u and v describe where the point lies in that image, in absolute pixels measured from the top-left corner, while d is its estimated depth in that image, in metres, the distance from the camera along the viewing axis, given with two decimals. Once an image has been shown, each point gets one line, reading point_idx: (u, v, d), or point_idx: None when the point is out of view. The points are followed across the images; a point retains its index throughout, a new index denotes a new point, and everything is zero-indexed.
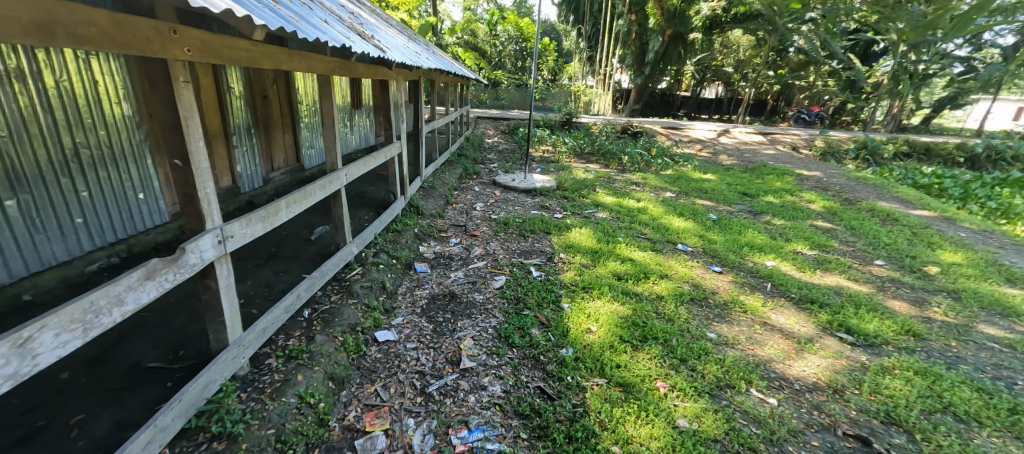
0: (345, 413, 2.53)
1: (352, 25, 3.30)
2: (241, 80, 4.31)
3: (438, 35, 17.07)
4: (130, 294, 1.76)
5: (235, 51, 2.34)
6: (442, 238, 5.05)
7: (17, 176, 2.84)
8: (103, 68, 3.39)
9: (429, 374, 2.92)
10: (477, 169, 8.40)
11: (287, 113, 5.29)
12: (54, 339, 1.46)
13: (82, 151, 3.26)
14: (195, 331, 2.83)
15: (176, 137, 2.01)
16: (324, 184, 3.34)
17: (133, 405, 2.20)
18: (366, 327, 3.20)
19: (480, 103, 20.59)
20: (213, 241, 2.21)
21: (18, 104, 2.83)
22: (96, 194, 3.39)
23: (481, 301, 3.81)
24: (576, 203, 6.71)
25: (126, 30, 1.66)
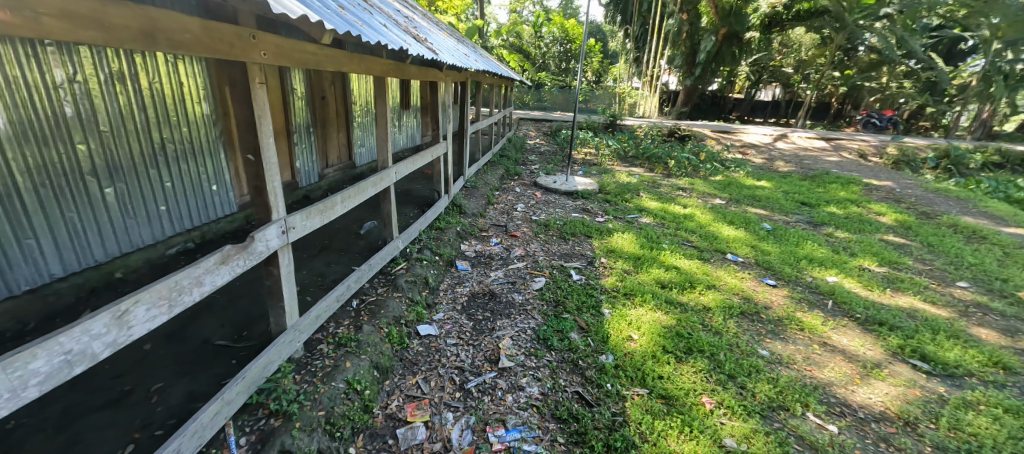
0: (388, 402, 2.63)
1: (407, 29, 3.42)
2: (304, 81, 4.60)
3: (484, 38, 17.39)
4: (207, 276, 1.93)
5: (303, 54, 2.50)
6: (483, 237, 5.12)
7: (115, 167, 3.20)
8: (188, 71, 3.75)
9: (468, 370, 2.97)
10: (518, 170, 8.44)
11: (342, 113, 5.58)
12: (146, 313, 1.63)
13: (168, 146, 3.62)
14: (257, 313, 3.05)
15: (250, 134, 2.17)
16: (375, 181, 3.49)
17: (203, 378, 2.41)
18: (409, 321, 3.30)
19: (523, 104, 20.72)
20: (278, 232, 2.37)
21: (118, 103, 3.19)
22: (178, 185, 3.75)
23: (520, 301, 3.82)
24: (619, 207, 6.57)
25: (213, 36, 1.82)
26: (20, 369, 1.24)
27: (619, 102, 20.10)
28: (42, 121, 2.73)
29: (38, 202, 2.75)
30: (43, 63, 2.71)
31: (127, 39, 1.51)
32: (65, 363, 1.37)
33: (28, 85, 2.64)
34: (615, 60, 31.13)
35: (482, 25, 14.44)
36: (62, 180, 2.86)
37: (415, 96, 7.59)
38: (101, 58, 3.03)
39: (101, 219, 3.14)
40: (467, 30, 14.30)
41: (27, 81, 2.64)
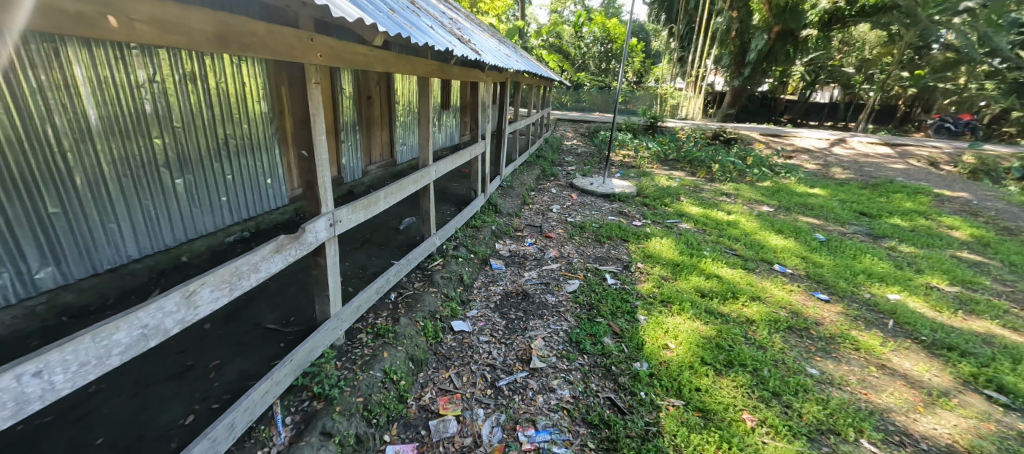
0: (422, 394, 2.70)
1: (451, 30, 3.48)
2: (352, 82, 4.81)
3: (524, 38, 17.46)
4: (264, 264, 2.06)
5: (355, 56, 2.61)
6: (518, 237, 5.14)
7: (185, 160, 3.50)
8: (251, 72, 4.02)
9: (500, 368, 2.99)
10: (554, 171, 8.40)
11: (386, 112, 5.78)
12: (210, 294, 1.78)
13: (231, 141, 3.90)
14: (304, 301, 3.22)
15: (305, 131, 2.30)
16: (416, 178, 3.59)
17: (255, 358, 2.58)
18: (444, 316, 3.37)
19: (561, 105, 20.62)
20: (326, 224, 2.50)
21: (190, 101, 3.48)
22: (238, 178, 4.03)
23: (553, 303, 3.80)
24: (658, 212, 6.38)
25: (276, 39, 1.94)
26: (106, 338, 1.38)
27: (661, 103, 19.53)
28: (126, 117, 3.03)
29: (121, 190, 3.06)
30: (129, 65, 3.01)
31: (202, 42, 1.64)
32: (142, 336, 1.51)
33: (115, 85, 2.94)
34: (658, 60, 30.23)
35: (523, 26, 14.51)
36: (141, 171, 3.16)
37: (456, 96, 7.73)
38: (177, 60, 3.31)
39: (171, 207, 3.44)
40: (507, 30, 14.41)
41: (115, 81, 2.94)
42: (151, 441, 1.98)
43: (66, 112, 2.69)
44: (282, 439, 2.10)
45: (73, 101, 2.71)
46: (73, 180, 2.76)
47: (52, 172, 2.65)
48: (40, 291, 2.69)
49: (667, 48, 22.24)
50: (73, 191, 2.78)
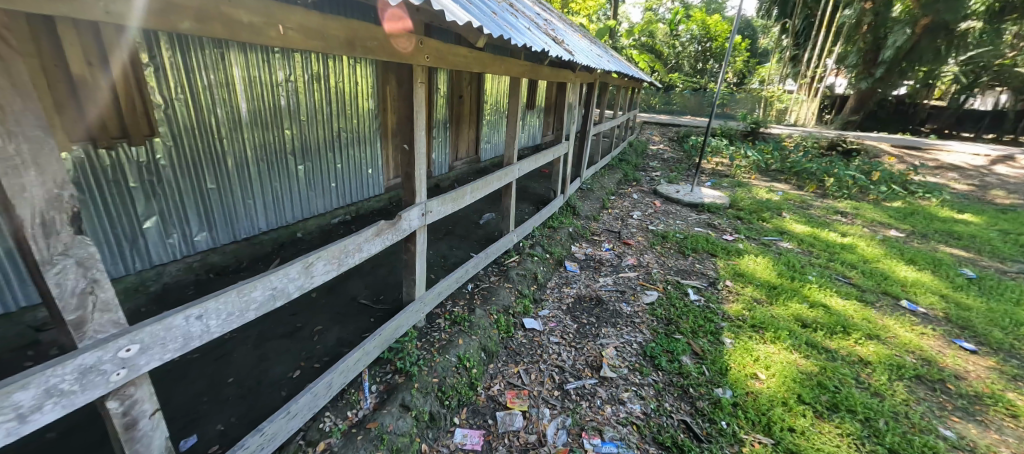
0: (490, 384, 2.78)
1: (546, 31, 3.49)
2: (447, 82, 5.09)
3: (614, 38, 16.97)
4: (366, 245, 2.28)
5: (457, 57, 2.76)
6: (595, 241, 5.03)
7: (306, 149, 4.00)
8: (365, 72, 4.44)
9: (569, 371, 2.96)
10: (637, 176, 8.05)
11: (474, 111, 6.04)
12: (323, 267, 2.02)
13: (343, 134, 4.36)
14: (392, 282, 3.51)
15: (408, 126, 2.49)
16: (500, 175, 3.69)
17: (350, 328, 2.88)
18: (516, 312, 3.43)
19: (648, 108, 19.70)
20: (418, 214, 2.69)
21: (315, 98, 3.96)
22: (346, 167, 4.50)
23: (628, 313, 3.65)
24: (753, 226, 5.79)
25: (392, 42, 2.14)
26: (246, 294, 1.66)
27: (764, 108, 17.63)
28: (266, 110, 3.56)
29: (258, 172, 3.61)
30: (272, 66, 3.52)
31: (335, 46, 1.87)
32: (271, 296, 1.78)
33: (261, 83, 3.46)
34: (764, 59, 27.33)
35: (615, 26, 14.10)
36: (273, 157, 3.70)
37: (542, 96, 7.80)
38: (308, 61, 3.79)
39: (293, 190, 3.97)
40: (598, 30, 14.12)
41: (261, 80, 3.46)
42: (268, 388, 2.33)
43: (225, 105, 3.25)
44: (367, 404, 2.32)
45: (230, 96, 3.27)
46: (225, 162, 3.34)
47: (212, 155, 3.23)
48: (199, 251, 3.31)
49: (777, 46, 19.95)
50: (225, 171, 3.36)
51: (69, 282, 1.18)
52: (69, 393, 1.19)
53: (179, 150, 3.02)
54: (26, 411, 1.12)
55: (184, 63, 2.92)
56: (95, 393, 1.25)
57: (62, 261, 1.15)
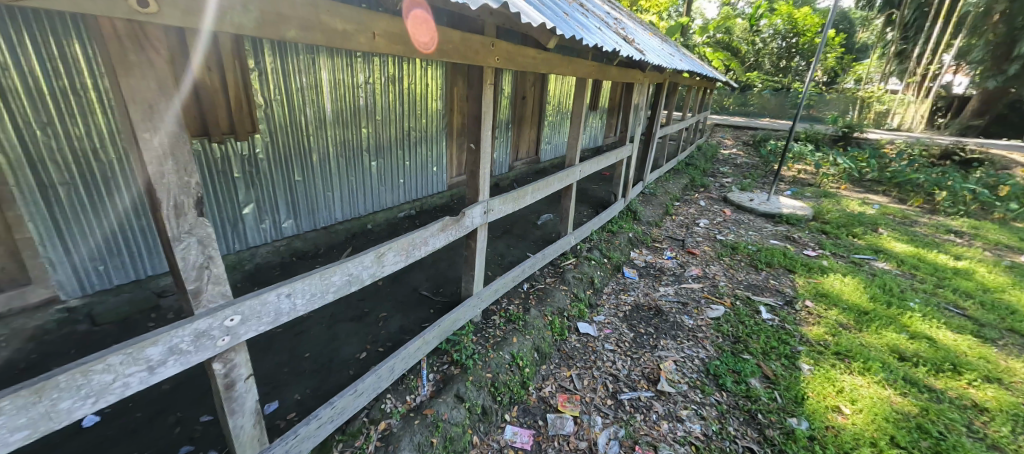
0: (542, 385, 2.78)
1: (616, 30, 3.40)
2: (511, 82, 5.17)
3: (686, 35, 16.14)
4: (432, 239, 2.38)
5: (526, 58, 2.79)
6: (656, 248, 4.82)
7: (379, 147, 4.27)
8: (436, 74, 4.63)
9: (623, 381, 2.87)
10: (705, 182, 7.57)
11: (536, 112, 6.06)
12: (393, 258, 2.15)
13: (413, 133, 4.59)
14: (451, 276, 3.64)
15: (475, 126, 2.57)
16: (562, 177, 3.66)
17: (411, 316, 3.04)
18: (571, 315, 3.39)
19: (721, 109, 18.45)
20: (480, 211, 2.76)
21: (390, 99, 4.20)
22: (413, 164, 4.73)
23: (690, 326, 3.45)
24: (841, 242, 5.18)
25: (466, 45, 2.22)
26: (327, 278, 1.81)
27: (860, 110, 15.70)
28: (348, 110, 3.84)
29: (338, 167, 3.93)
30: (356, 69, 3.78)
31: (415, 49, 1.98)
32: (348, 281, 1.93)
33: (345, 85, 3.74)
34: (863, 56, 24.30)
35: (688, 23, 13.41)
36: (350, 154, 4.00)
37: (605, 97, 7.62)
38: (386, 64, 4.03)
39: (366, 184, 4.26)
40: (669, 27, 13.52)
41: (345, 82, 3.74)
42: (338, 365, 2.53)
43: (314, 105, 3.56)
44: (425, 391, 2.43)
45: (318, 97, 3.57)
46: (311, 157, 3.67)
47: (300, 151, 3.57)
48: (285, 236, 3.68)
49: (880, 40, 17.66)
50: (310, 165, 3.70)
51: (191, 256, 1.38)
52: (187, 352, 1.39)
53: (274, 145, 3.37)
54: (154, 363, 1.32)
55: (282, 68, 3.25)
56: (205, 354, 1.45)
57: (187, 239, 1.35)
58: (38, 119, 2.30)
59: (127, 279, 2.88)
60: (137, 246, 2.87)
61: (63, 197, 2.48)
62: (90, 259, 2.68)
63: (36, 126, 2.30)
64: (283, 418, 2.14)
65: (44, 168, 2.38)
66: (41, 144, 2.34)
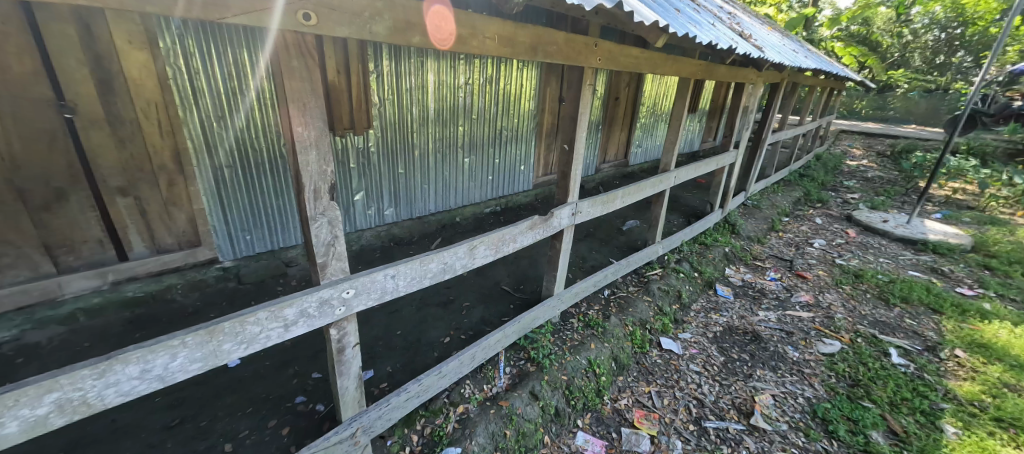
0: (618, 397, 2.68)
1: (731, 25, 3.12)
2: (605, 83, 5.04)
3: (810, 29, 14.21)
4: (520, 236, 2.43)
5: (628, 58, 2.68)
6: (757, 267, 4.34)
7: (472, 144, 4.48)
8: (531, 74, 4.69)
9: (709, 408, 2.64)
10: (824, 196, 6.59)
11: (629, 113, 5.83)
12: (484, 251, 2.24)
13: (504, 132, 4.73)
14: (531, 274, 3.70)
15: (571, 127, 2.56)
16: (655, 182, 3.48)
17: (492, 309, 3.15)
18: (654, 329, 3.21)
19: (849, 112, 15.91)
20: (568, 213, 2.75)
21: (486, 99, 4.37)
22: (501, 162, 4.88)
23: (795, 359, 3.05)
24: (1013, 283, 4.13)
25: (569, 46, 2.23)
26: (426, 264, 1.96)
27: None
28: (448, 109, 4.09)
29: (435, 162, 4.22)
30: (458, 71, 4.00)
31: (521, 51, 2.03)
32: (443, 269, 2.06)
33: (448, 86, 3.98)
34: None
35: (815, 14, 11.80)
36: (446, 150, 4.26)
37: (707, 99, 7.06)
38: (485, 65, 4.19)
39: (458, 179, 4.51)
40: (789, 20, 12.04)
41: (448, 83, 3.98)
42: (425, 346, 2.73)
43: (419, 104, 3.85)
44: (501, 382, 2.50)
45: (424, 97, 3.85)
46: (413, 152, 4.00)
47: (404, 146, 3.90)
48: (386, 223, 4.07)
49: None
50: (412, 159, 4.02)
51: (323, 234, 1.59)
52: (313, 316, 1.61)
53: (384, 140, 3.74)
54: (289, 322, 1.55)
55: (397, 70, 3.56)
56: (326, 320, 1.67)
57: (321, 219, 1.56)
58: (216, 113, 2.84)
59: (265, 248, 3.42)
60: (274, 221, 3.40)
61: (227, 177, 3.03)
62: (241, 229, 3.23)
63: (214, 119, 2.84)
64: (376, 387, 2.37)
65: (216, 153, 2.93)
66: (216, 133, 2.88)
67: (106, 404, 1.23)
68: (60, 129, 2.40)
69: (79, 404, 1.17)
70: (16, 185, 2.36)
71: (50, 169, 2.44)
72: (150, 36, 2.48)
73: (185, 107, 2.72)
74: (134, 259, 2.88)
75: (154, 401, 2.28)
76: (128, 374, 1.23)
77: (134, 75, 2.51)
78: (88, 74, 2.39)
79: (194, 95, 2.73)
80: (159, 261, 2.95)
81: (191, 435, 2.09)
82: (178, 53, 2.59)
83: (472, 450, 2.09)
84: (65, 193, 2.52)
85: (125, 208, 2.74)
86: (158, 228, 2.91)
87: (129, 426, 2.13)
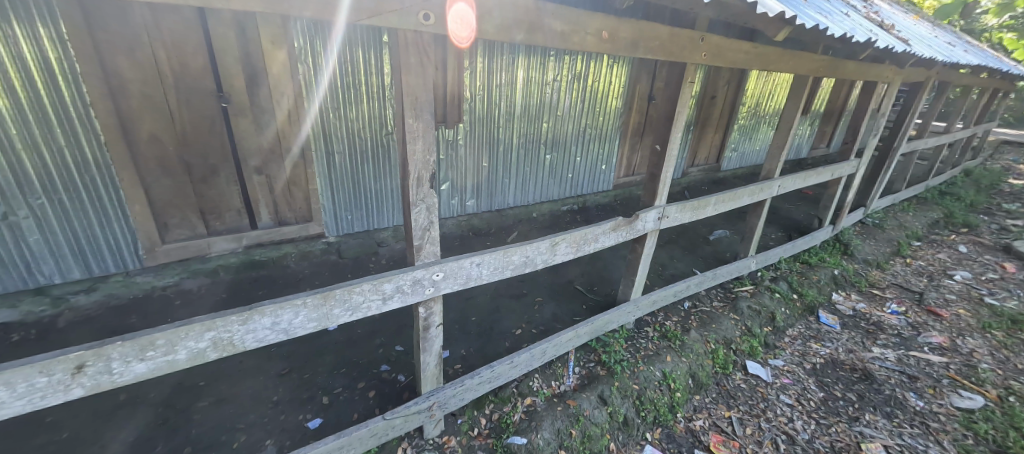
0: (694, 417, 2.51)
1: (867, 15, 2.71)
2: (701, 80, 4.70)
3: (968, 17, 11.73)
4: (601, 236, 2.38)
5: (738, 53, 2.47)
6: (873, 296, 3.74)
7: (555, 141, 4.48)
8: (622, 71, 4.54)
9: (801, 446, 2.36)
10: (973, 220, 5.44)
11: (726, 114, 5.37)
12: (565, 248, 2.24)
13: (588, 130, 4.65)
14: (606, 277, 3.61)
15: (666, 127, 2.45)
16: (754, 190, 3.17)
17: (564, 308, 3.14)
18: (739, 350, 2.95)
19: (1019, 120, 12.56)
20: (654, 217, 2.63)
21: (573, 95, 4.33)
22: (582, 160, 4.81)
23: (918, 410, 2.59)
24: None
25: (674, 40, 2.11)
26: (509, 256, 2.02)
27: None
28: (534, 106, 4.13)
29: (517, 157, 4.29)
30: (547, 67, 4.01)
31: (623, 46, 1.97)
32: (524, 262, 2.10)
33: (536, 82, 4.02)
34: None
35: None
36: (529, 146, 4.32)
37: (823, 100, 6.20)
38: (575, 62, 4.15)
39: (538, 175, 4.55)
40: (941, 8, 10.03)
41: (536, 79, 4.01)
42: (497, 335, 2.82)
43: (507, 100, 3.94)
44: (570, 381, 2.49)
45: (512, 93, 3.93)
46: (497, 146, 4.11)
47: (490, 140, 4.04)
48: (467, 213, 4.25)
49: None
50: (496, 153, 4.14)
51: (422, 219, 1.72)
52: (406, 292, 1.75)
53: (472, 133, 3.89)
54: (386, 296, 1.70)
55: (489, 67, 3.67)
56: (417, 298, 1.80)
57: (420, 205, 1.68)
58: (333, 106, 3.21)
59: (363, 228, 3.80)
60: (371, 204, 3.75)
61: (337, 162, 3.41)
62: (345, 209, 3.62)
63: (331, 110, 3.21)
64: (451, 367, 2.51)
65: (331, 140, 3.31)
66: (332, 122, 3.26)
67: (245, 347, 1.46)
68: (217, 116, 2.89)
69: (227, 344, 1.41)
70: (184, 161, 2.89)
71: (209, 149, 2.95)
72: (288, 37, 2.87)
73: (309, 99, 3.10)
74: (261, 228, 3.36)
75: (271, 350, 2.67)
76: (263, 324, 1.46)
77: (273, 71, 2.92)
78: (240, 69, 2.83)
79: (317, 89, 3.10)
80: (280, 232, 3.42)
81: (297, 384, 2.41)
82: (308, 52, 2.97)
83: (537, 443, 2.11)
84: (217, 169, 3.03)
85: (258, 184, 3.22)
86: (281, 203, 3.37)
87: (251, 368, 2.52)
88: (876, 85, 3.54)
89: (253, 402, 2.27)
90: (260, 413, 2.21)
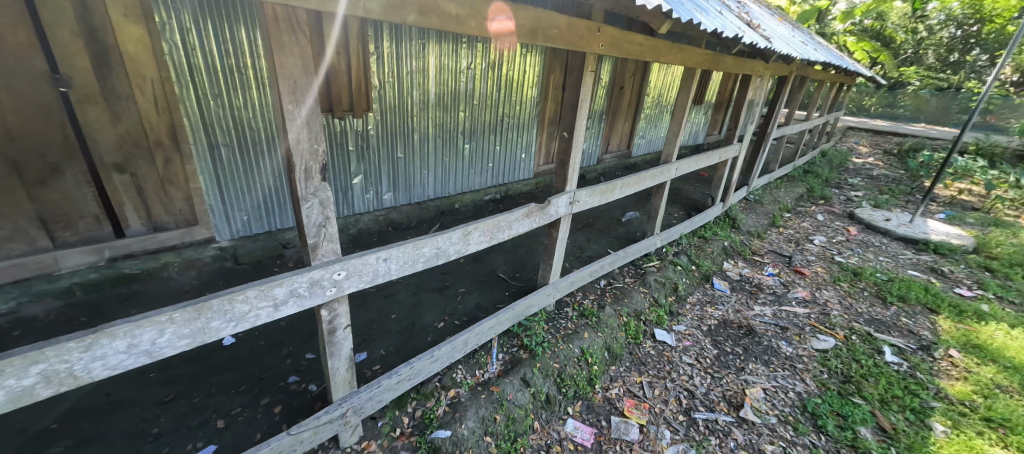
0: (610, 386, 2.68)
1: (739, 14, 3.04)
2: (609, 71, 4.96)
3: (822, 22, 13.85)
4: (515, 224, 2.41)
5: (631, 45, 2.61)
6: (755, 262, 4.32)
7: (473, 130, 4.44)
8: (535, 61, 4.61)
9: (700, 399, 2.65)
10: (828, 193, 6.53)
11: (633, 103, 5.75)
12: (479, 237, 2.23)
13: (505, 119, 4.67)
14: (529, 263, 3.69)
15: (571, 114, 2.53)
16: (655, 174, 3.43)
17: (487, 296, 3.15)
18: (649, 320, 3.22)
19: (859, 109, 15.05)
20: (566, 202, 2.74)
21: (488, 84, 4.31)
22: (502, 149, 4.83)
23: (788, 354, 3.06)
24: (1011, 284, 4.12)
25: (571, 30, 2.18)
26: (418, 248, 1.96)
27: None
28: (449, 95, 4.04)
29: (434, 147, 4.18)
30: (460, 56, 3.93)
31: (521, 34, 1.98)
32: (436, 254, 2.05)
33: (449, 69, 3.91)
34: None
35: (829, 7, 11.48)
36: (447, 136, 4.23)
37: (714, 91, 6.94)
38: (488, 51, 4.12)
39: (458, 165, 4.49)
40: (801, 12, 11.67)
41: (449, 66, 3.90)
42: (418, 330, 2.75)
43: (419, 88, 3.79)
44: (493, 368, 2.51)
45: (425, 81, 3.79)
46: (413, 136, 3.96)
47: (405, 131, 3.87)
48: (385, 207, 4.06)
49: None
50: (411, 144, 3.99)
51: (314, 215, 1.57)
52: (303, 296, 1.61)
53: (384, 124, 3.69)
54: (279, 301, 1.55)
55: (398, 53, 3.49)
56: (317, 301, 1.66)
57: (311, 200, 1.54)
58: (213, 91, 2.79)
59: (263, 229, 3.43)
60: (272, 203, 3.40)
61: (224, 156, 3.01)
62: (239, 210, 3.23)
63: (211, 97, 2.80)
64: (369, 369, 2.39)
65: (213, 132, 2.90)
66: (213, 111, 2.85)
67: (93, 378, 1.23)
68: (55, 102, 2.38)
69: (65, 377, 1.17)
70: (11, 158, 2.35)
71: (45, 143, 2.43)
72: (145, 11, 2.43)
73: (181, 84, 2.67)
74: (130, 236, 2.88)
75: (149, 376, 2.31)
76: (115, 348, 1.23)
77: (129, 50, 2.48)
78: (83, 47, 2.36)
79: (190, 73, 2.68)
80: (156, 239, 2.95)
81: (184, 411, 2.11)
82: (173, 28, 2.52)
83: (462, 433, 2.10)
84: (60, 167, 2.52)
85: (121, 184, 2.74)
86: (155, 206, 2.90)
87: (123, 399, 2.16)
88: (751, 78, 4.02)
89: (127, 439, 1.95)
90: (137, 450, 1.90)
